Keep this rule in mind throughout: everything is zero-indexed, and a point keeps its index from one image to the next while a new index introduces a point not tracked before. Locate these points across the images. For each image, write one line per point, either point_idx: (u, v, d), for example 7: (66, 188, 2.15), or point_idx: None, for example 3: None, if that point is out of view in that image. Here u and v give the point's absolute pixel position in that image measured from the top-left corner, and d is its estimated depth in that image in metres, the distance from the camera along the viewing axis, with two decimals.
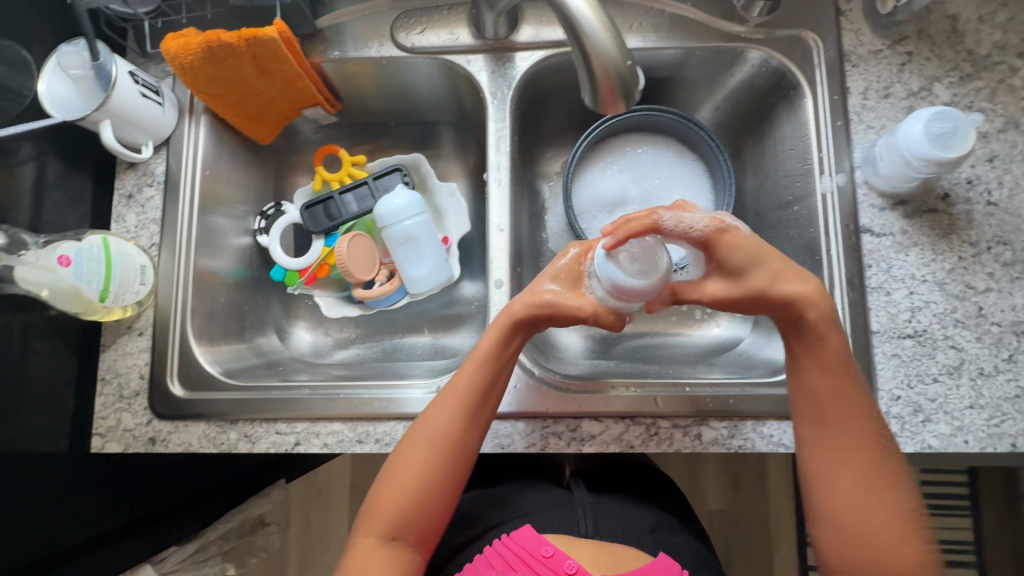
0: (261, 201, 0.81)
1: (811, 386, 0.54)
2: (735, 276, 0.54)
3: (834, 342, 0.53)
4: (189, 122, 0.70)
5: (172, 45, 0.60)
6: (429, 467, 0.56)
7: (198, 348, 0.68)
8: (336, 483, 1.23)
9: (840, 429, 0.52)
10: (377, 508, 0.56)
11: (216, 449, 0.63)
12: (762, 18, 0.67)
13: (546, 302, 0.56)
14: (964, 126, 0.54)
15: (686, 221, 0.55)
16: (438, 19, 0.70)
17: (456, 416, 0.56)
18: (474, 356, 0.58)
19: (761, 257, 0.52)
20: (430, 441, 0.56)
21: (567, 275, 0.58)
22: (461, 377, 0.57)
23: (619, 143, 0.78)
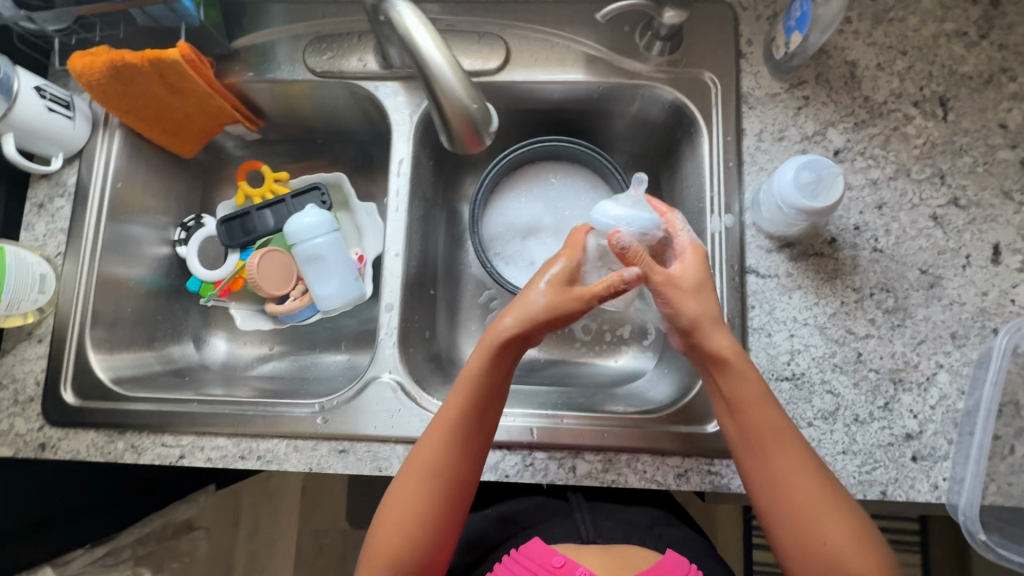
0: (183, 213, 0.83)
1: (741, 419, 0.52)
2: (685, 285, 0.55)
3: (743, 377, 0.52)
4: (105, 134, 0.71)
5: (78, 63, 0.62)
6: (426, 506, 0.53)
7: (94, 356, 0.69)
8: (286, 487, 1.23)
9: (773, 452, 0.50)
10: (380, 544, 0.53)
11: (103, 458, 0.64)
12: (664, 57, 0.68)
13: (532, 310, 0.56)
14: (829, 176, 0.57)
15: (677, 221, 0.59)
16: (349, 45, 0.72)
17: (450, 438, 0.54)
18: (455, 393, 0.55)
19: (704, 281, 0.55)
20: (425, 478, 0.53)
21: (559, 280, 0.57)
22: (443, 418, 0.55)
23: (534, 171, 0.80)
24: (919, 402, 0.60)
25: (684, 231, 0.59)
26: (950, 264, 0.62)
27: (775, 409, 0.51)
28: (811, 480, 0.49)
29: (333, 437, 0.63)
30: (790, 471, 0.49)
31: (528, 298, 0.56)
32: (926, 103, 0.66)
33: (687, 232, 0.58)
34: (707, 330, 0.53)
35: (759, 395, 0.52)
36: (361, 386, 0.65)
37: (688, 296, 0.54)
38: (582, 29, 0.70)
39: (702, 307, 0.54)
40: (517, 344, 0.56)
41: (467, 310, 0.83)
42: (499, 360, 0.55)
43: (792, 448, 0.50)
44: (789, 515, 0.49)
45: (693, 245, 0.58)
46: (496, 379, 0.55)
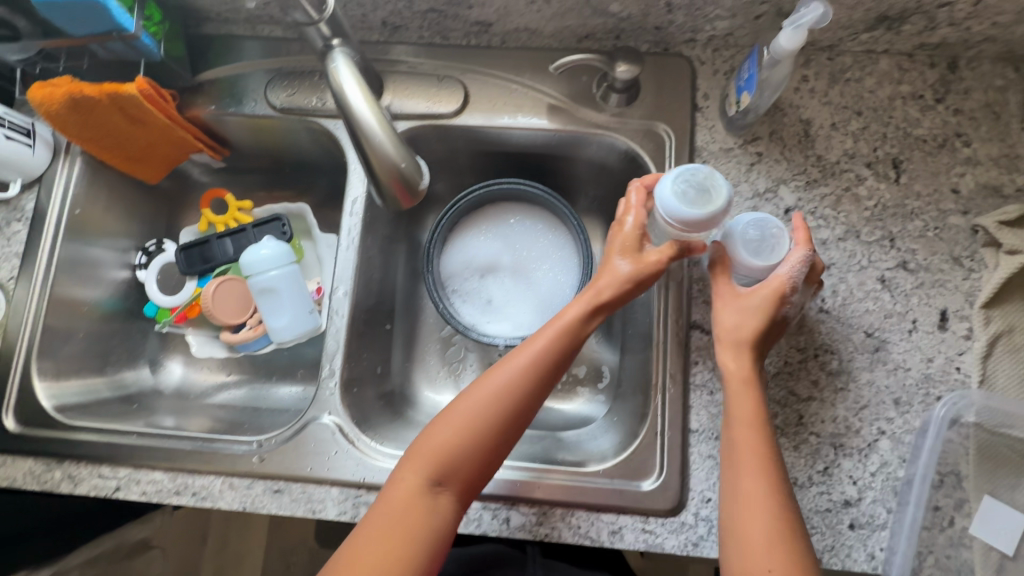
0: (146, 237, 0.83)
1: (732, 438, 0.53)
2: (743, 310, 0.55)
3: (741, 396, 0.54)
4: (65, 160, 0.72)
5: (37, 94, 0.63)
6: (485, 424, 0.53)
7: (39, 382, 0.69)
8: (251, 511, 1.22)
9: (747, 474, 0.51)
10: (430, 443, 0.53)
11: (39, 487, 0.64)
12: (620, 108, 0.69)
13: (625, 275, 0.57)
14: (775, 238, 0.56)
15: (799, 259, 0.55)
16: (311, 82, 0.72)
17: (530, 373, 0.55)
18: (546, 328, 0.57)
19: (762, 311, 0.55)
20: (490, 398, 0.54)
21: (631, 244, 0.58)
22: (529, 346, 0.56)
23: (494, 211, 0.81)
24: (859, 468, 0.59)
25: (796, 269, 0.55)
26: (897, 328, 0.62)
27: (765, 437, 0.52)
28: (773, 517, 0.48)
29: (269, 477, 0.62)
30: (753, 493, 0.49)
31: (611, 266, 0.58)
32: (879, 165, 0.66)
33: (791, 271, 0.54)
34: (724, 348, 0.56)
35: (755, 418, 0.53)
36: (300, 426, 0.64)
37: (736, 314, 0.56)
38: (541, 76, 0.71)
39: (744, 326, 0.55)
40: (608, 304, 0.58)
41: (425, 345, 0.83)
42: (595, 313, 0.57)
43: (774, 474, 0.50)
44: (744, 534, 0.49)
45: (781, 282, 0.54)
46: (584, 327, 0.57)
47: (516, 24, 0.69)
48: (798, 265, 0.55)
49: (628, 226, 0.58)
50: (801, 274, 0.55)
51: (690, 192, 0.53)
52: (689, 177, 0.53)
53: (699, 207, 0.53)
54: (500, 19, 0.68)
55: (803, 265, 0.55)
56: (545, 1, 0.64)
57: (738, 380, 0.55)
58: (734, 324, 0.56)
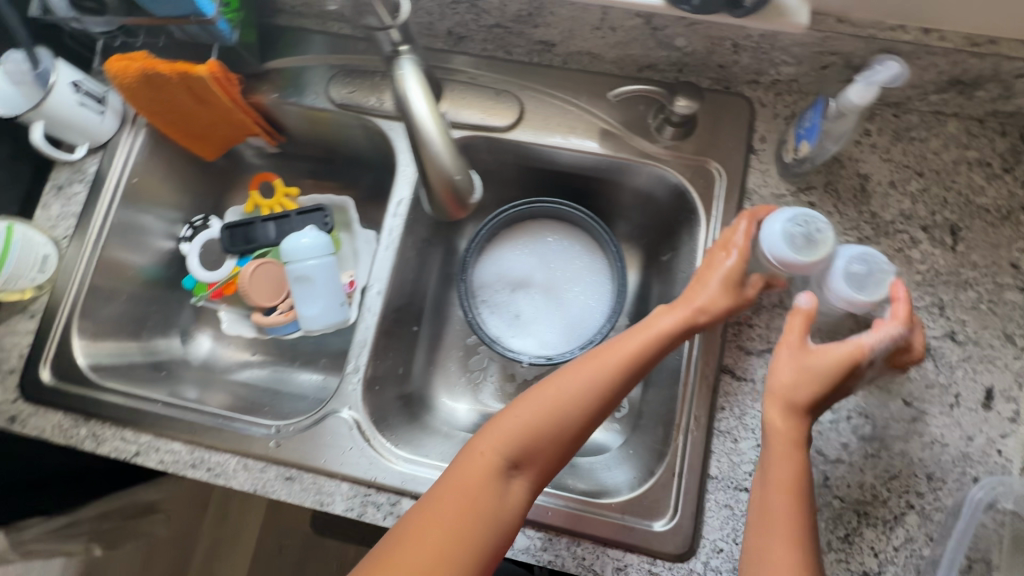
0: (194, 212, 0.85)
1: (767, 502, 0.51)
2: (807, 369, 0.53)
3: (786, 458, 0.52)
4: (131, 131, 0.75)
5: (114, 66, 0.65)
6: (568, 414, 0.53)
7: (79, 340, 0.71)
8: None
9: (779, 541, 0.48)
10: (509, 422, 0.52)
11: (63, 441, 0.66)
12: (674, 141, 0.68)
13: (715, 307, 0.57)
14: (880, 274, 0.54)
15: (888, 333, 0.53)
16: (373, 81, 0.74)
17: (619, 371, 0.54)
18: (640, 331, 0.57)
19: (833, 374, 0.52)
20: (576, 389, 0.53)
21: (730, 278, 0.57)
22: (621, 345, 0.56)
23: (533, 227, 0.81)
24: (882, 540, 0.57)
25: (880, 340, 0.53)
26: (937, 400, 0.60)
27: (804, 512, 0.49)
28: None
29: (282, 463, 0.63)
30: (783, 560, 0.47)
31: (705, 287, 0.58)
32: (937, 230, 0.64)
33: (877, 342, 0.52)
34: (772, 406, 0.54)
35: (796, 482, 0.50)
36: (319, 416, 0.65)
37: (799, 369, 0.53)
38: (597, 101, 0.71)
39: (804, 384, 0.53)
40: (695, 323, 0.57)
41: (447, 351, 0.83)
42: (686, 327, 0.57)
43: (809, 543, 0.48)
44: None
45: (860, 349, 0.52)
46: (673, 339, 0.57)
47: (579, 48, 0.69)
48: (883, 338, 0.53)
49: (730, 260, 0.57)
50: (885, 348, 0.53)
51: (803, 237, 0.53)
52: (802, 223, 0.54)
53: (805, 252, 0.54)
54: (565, 41, 0.69)
55: (890, 340, 0.53)
56: (611, 29, 0.65)
57: (782, 440, 0.52)
58: (793, 380, 0.53)
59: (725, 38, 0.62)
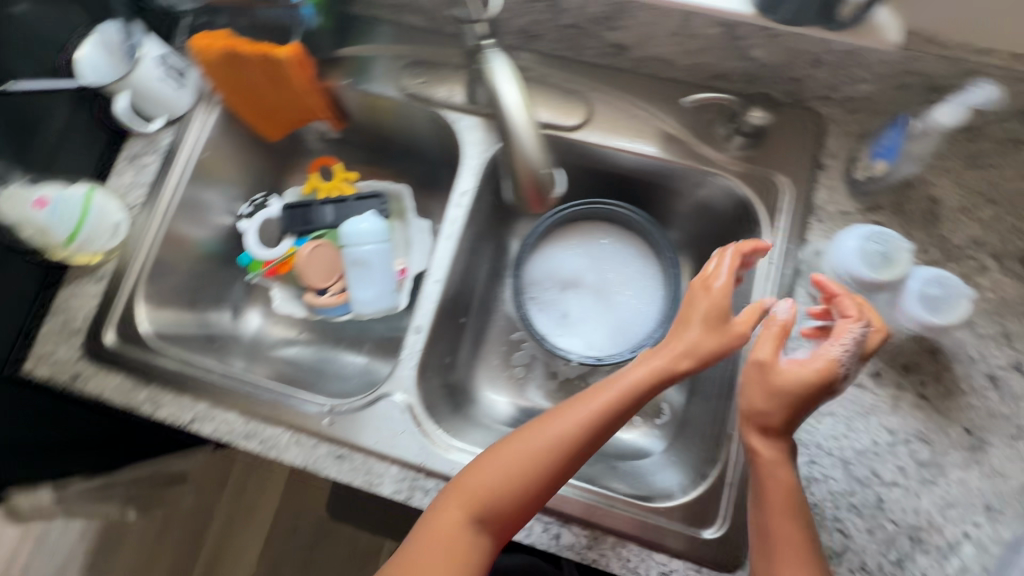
0: (254, 190, 0.87)
1: (766, 524, 0.50)
2: (781, 389, 0.50)
3: (777, 481, 0.50)
4: (205, 108, 0.76)
5: (198, 43, 0.68)
6: (536, 472, 0.51)
7: (143, 307, 0.72)
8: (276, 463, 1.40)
9: (785, 565, 0.48)
10: (474, 479, 0.51)
11: (122, 404, 0.68)
12: (742, 152, 0.68)
13: (693, 345, 0.54)
14: (956, 298, 0.57)
15: (851, 336, 0.52)
16: (444, 74, 0.75)
17: (591, 428, 0.52)
18: (611, 384, 0.54)
19: (806, 390, 0.50)
20: (544, 445, 0.51)
21: (710, 314, 0.55)
22: (591, 400, 0.53)
23: (588, 227, 0.81)
24: (936, 568, 0.56)
25: (842, 347, 0.52)
26: (999, 431, 0.59)
27: (802, 530, 0.49)
28: None
29: (334, 441, 0.64)
30: None
31: (685, 334, 0.55)
32: (1006, 259, 0.63)
33: (842, 351, 0.51)
34: (750, 429, 0.52)
35: (788, 502, 0.50)
36: (372, 398, 0.66)
37: (772, 393, 0.51)
38: (665, 107, 0.71)
39: (780, 406, 0.50)
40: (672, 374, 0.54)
41: (491, 345, 0.84)
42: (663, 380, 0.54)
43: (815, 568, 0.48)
44: None
45: (828, 359, 0.51)
46: (649, 393, 0.54)
47: (652, 53, 0.70)
48: (845, 344, 0.52)
49: (716, 294, 0.56)
50: (851, 354, 0.52)
51: (877, 254, 0.58)
52: (878, 241, 0.58)
53: (880, 268, 0.58)
54: (638, 46, 0.69)
55: (854, 345, 0.52)
56: (689, 36, 0.65)
57: (769, 463, 0.51)
58: (766, 403, 0.51)
59: (805, 51, 0.62)
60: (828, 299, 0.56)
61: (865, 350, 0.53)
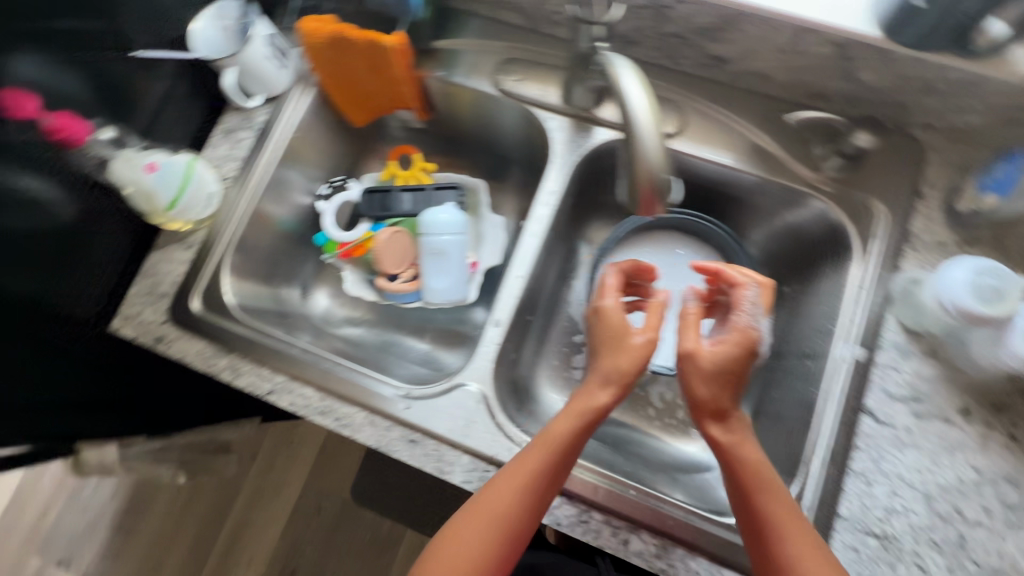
0: (333, 173, 0.89)
1: (764, 507, 0.49)
2: (711, 369, 0.52)
3: (750, 467, 0.50)
4: (301, 91, 0.78)
5: (307, 26, 0.69)
6: (485, 552, 0.51)
7: (228, 277, 0.74)
8: (308, 440, 1.44)
9: (793, 545, 0.47)
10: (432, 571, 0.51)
11: (203, 369, 0.69)
12: (837, 173, 0.68)
13: (617, 368, 0.55)
14: None
15: (750, 300, 0.56)
16: (538, 73, 0.76)
17: (527, 490, 0.52)
18: (532, 449, 0.54)
19: (733, 364, 0.52)
20: (486, 521, 0.51)
21: (614, 326, 0.57)
22: (522, 468, 0.53)
23: (663, 237, 0.81)
24: None
25: (751, 315, 0.55)
26: None
27: (793, 504, 0.50)
28: None
29: (408, 425, 0.65)
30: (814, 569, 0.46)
31: (596, 381, 0.55)
32: None
33: (749, 318, 0.54)
34: (704, 421, 0.53)
35: (769, 479, 0.50)
36: (447, 387, 0.67)
37: (707, 377, 0.52)
38: (758, 123, 0.71)
39: (720, 387, 0.52)
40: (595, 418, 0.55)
41: (554, 345, 0.84)
42: (587, 428, 0.54)
43: (820, 550, 0.48)
44: None
45: (744, 329, 0.53)
46: (577, 446, 0.54)
47: (752, 68, 0.70)
48: (751, 308, 0.56)
49: (611, 314, 0.58)
50: (757, 317, 0.55)
51: (984, 288, 0.56)
52: (986, 275, 0.56)
53: (988, 303, 0.56)
54: (739, 59, 0.69)
55: (756, 308, 0.56)
56: (797, 54, 0.65)
57: (735, 448, 0.51)
58: (706, 387, 0.52)
59: (917, 77, 0.61)
60: (712, 276, 0.62)
61: (765, 306, 0.57)
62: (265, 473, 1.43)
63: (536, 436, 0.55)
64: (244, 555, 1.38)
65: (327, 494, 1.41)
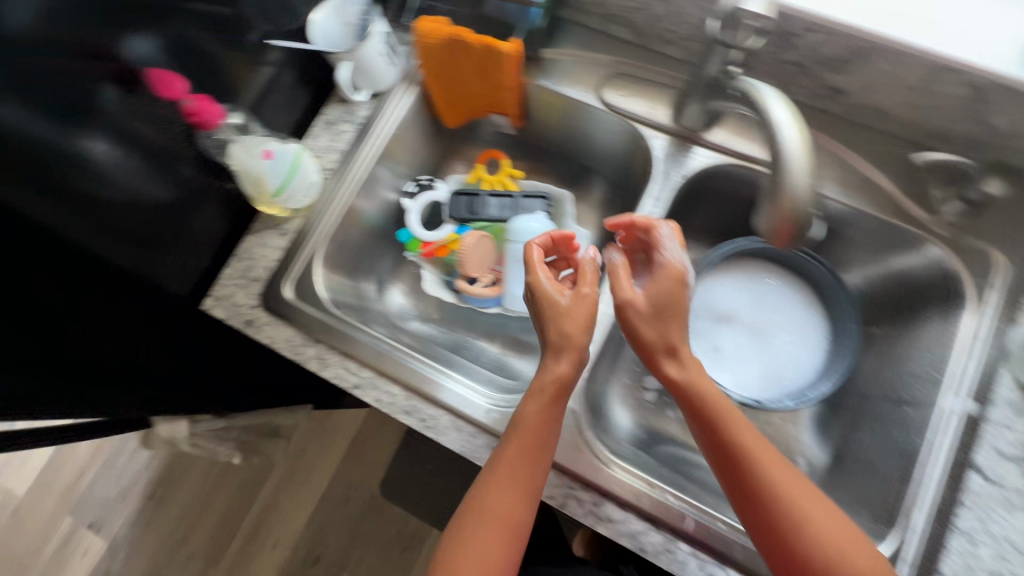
0: (418, 171, 0.89)
1: (734, 437, 0.50)
2: (656, 310, 0.53)
3: (709, 402, 0.52)
4: (403, 90, 0.79)
5: (425, 26, 0.69)
6: (499, 557, 0.50)
7: (320, 267, 0.75)
8: (342, 429, 1.45)
9: (765, 469, 0.49)
10: None
11: (291, 356, 0.70)
12: (951, 218, 0.66)
13: (569, 333, 0.56)
14: None
15: (673, 243, 0.58)
16: (646, 91, 0.76)
17: (519, 479, 0.52)
18: (509, 440, 0.54)
19: (671, 302, 0.54)
20: (487, 518, 0.51)
21: (553, 297, 0.57)
22: (508, 461, 0.53)
23: (754, 265, 0.79)
24: None
25: (670, 249, 0.57)
26: None
27: (753, 433, 0.51)
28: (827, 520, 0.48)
29: (494, 434, 0.65)
30: (797, 500, 0.48)
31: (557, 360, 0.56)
32: None
33: (673, 252, 0.56)
34: (660, 365, 0.54)
35: (730, 410, 0.52)
36: None
37: (649, 317, 0.54)
38: (871, 159, 0.70)
39: (669, 326, 0.54)
40: (565, 390, 0.55)
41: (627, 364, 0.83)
42: (557, 403, 0.55)
43: (792, 479, 0.49)
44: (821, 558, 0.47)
45: (675, 265, 0.55)
46: (552, 425, 0.55)
47: (871, 102, 0.68)
48: (675, 245, 0.57)
49: (550, 286, 0.58)
50: (680, 251, 0.57)
51: None
52: None
53: None
54: (860, 93, 0.68)
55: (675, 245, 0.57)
56: (926, 93, 0.63)
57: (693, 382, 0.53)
58: (656, 331, 0.54)
59: None
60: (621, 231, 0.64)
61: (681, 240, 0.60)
62: (298, 458, 1.43)
63: (511, 426, 0.55)
64: (270, 537, 1.39)
65: (357, 485, 1.41)
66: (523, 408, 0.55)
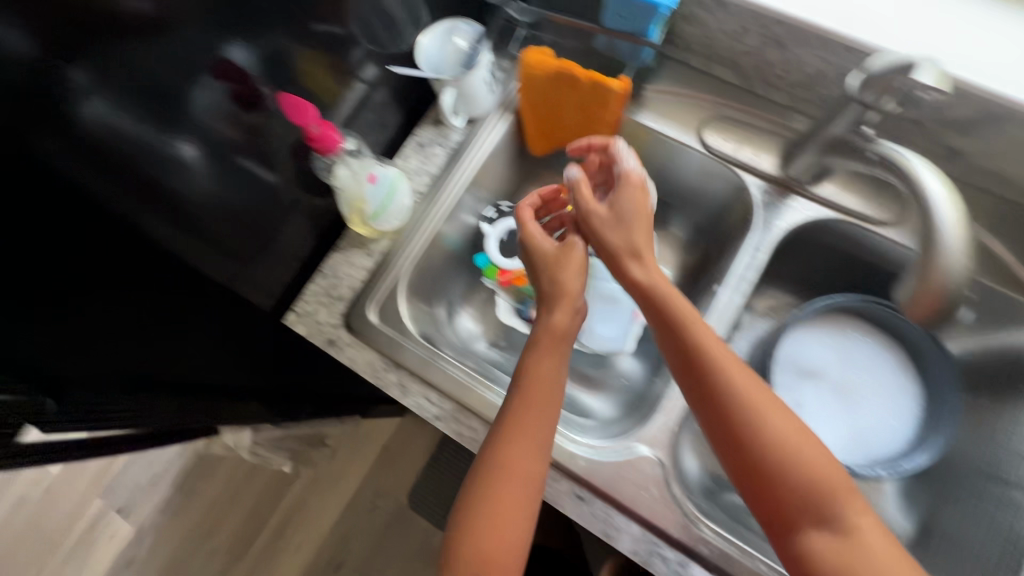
0: (497, 195, 0.88)
1: (715, 361, 0.52)
2: (618, 216, 0.60)
3: (684, 327, 0.54)
4: (499, 116, 0.79)
5: (535, 57, 0.69)
6: (519, 509, 0.51)
7: (405, 292, 0.74)
8: (373, 436, 1.43)
9: (741, 391, 0.51)
10: (475, 541, 0.50)
11: (373, 381, 0.69)
12: None
13: (561, 270, 0.62)
14: None
15: (620, 151, 0.63)
16: (754, 136, 0.74)
17: (537, 429, 0.54)
18: (516, 388, 0.56)
19: (630, 214, 0.59)
20: (502, 469, 0.52)
21: (548, 249, 0.63)
22: (518, 409, 0.54)
23: (845, 321, 0.76)
24: None
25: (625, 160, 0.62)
26: None
27: (727, 354, 0.53)
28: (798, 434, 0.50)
29: (579, 481, 0.63)
30: (769, 417, 0.50)
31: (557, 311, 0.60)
32: None
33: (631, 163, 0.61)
34: (637, 289, 0.58)
35: (707, 335, 0.54)
36: (623, 449, 0.64)
37: (613, 225, 0.60)
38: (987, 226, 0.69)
39: (636, 240, 0.59)
40: (565, 334, 0.59)
41: None
42: (559, 349, 0.58)
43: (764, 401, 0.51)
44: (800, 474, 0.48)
45: (632, 174, 0.61)
46: (556, 371, 0.57)
47: (990, 166, 0.66)
48: (620, 148, 0.63)
49: (540, 234, 0.64)
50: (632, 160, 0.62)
51: None
52: None
53: None
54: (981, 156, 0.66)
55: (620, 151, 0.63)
56: None
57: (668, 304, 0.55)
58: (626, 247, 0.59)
59: None
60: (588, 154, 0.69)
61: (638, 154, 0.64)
62: (328, 462, 1.42)
63: (518, 375, 0.57)
64: (294, 539, 1.38)
65: (384, 493, 1.39)
66: (527, 358, 0.58)
